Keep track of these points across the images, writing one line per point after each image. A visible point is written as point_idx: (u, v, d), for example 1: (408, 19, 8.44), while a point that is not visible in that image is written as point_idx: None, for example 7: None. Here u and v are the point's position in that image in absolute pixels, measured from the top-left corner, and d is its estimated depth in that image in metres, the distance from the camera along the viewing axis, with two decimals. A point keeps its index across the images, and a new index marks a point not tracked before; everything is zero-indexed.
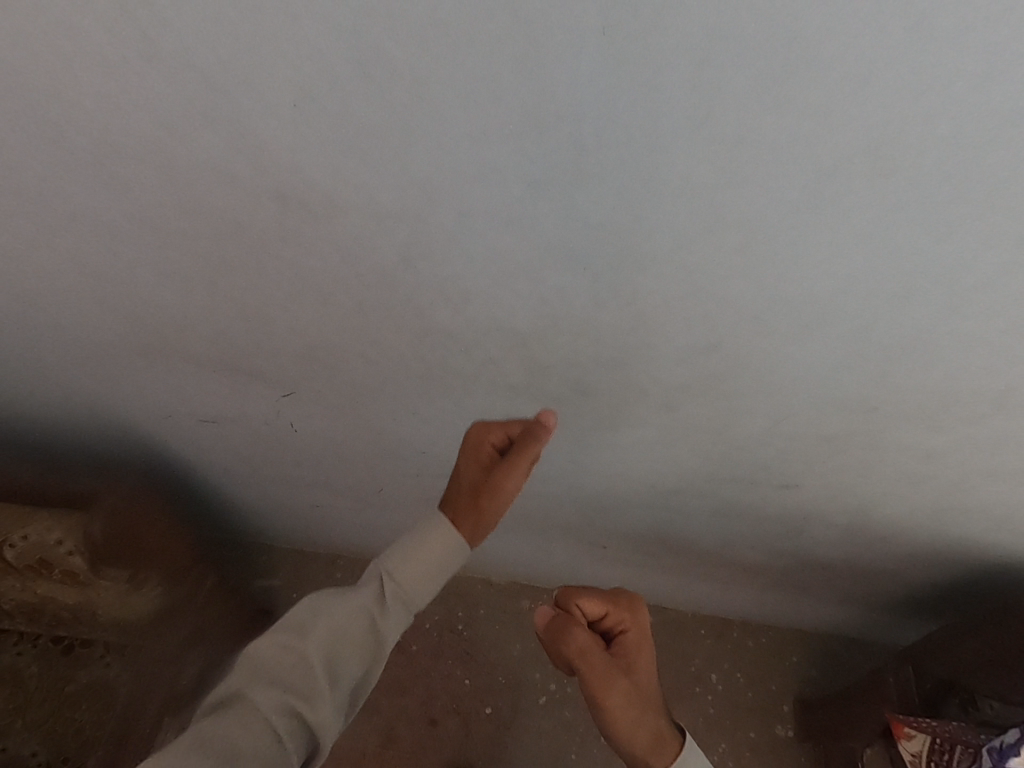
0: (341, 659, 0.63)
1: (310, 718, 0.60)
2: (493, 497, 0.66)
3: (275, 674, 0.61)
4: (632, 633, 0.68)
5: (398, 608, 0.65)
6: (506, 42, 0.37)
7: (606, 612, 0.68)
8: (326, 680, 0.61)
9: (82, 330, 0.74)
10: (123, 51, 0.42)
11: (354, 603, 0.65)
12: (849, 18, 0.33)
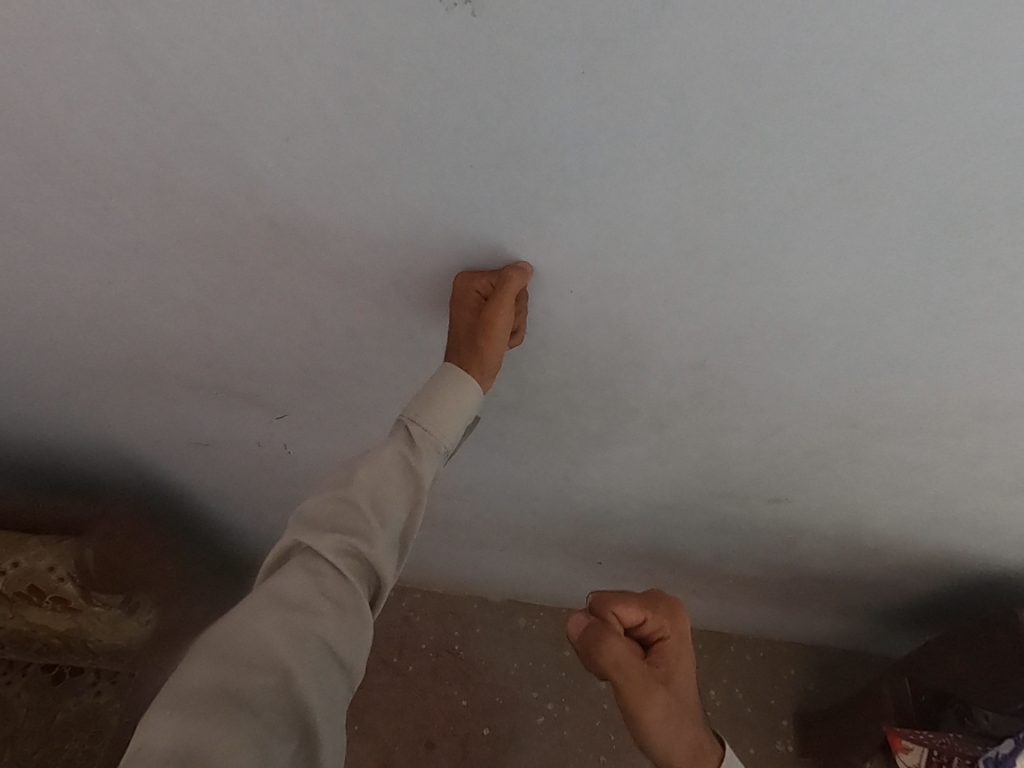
0: (385, 501, 0.54)
1: (370, 559, 0.52)
2: (487, 353, 0.55)
3: (322, 521, 0.53)
4: (671, 641, 0.62)
5: (433, 445, 0.57)
6: (491, 80, 0.38)
7: (643, 618, 0.62)
8: (376, 519, 0.53)
9: (76, 356, 0.74)
10: (121, 90, 0.43)
11: (388, 448, 0.56)
12: (818, 56, 0.34)
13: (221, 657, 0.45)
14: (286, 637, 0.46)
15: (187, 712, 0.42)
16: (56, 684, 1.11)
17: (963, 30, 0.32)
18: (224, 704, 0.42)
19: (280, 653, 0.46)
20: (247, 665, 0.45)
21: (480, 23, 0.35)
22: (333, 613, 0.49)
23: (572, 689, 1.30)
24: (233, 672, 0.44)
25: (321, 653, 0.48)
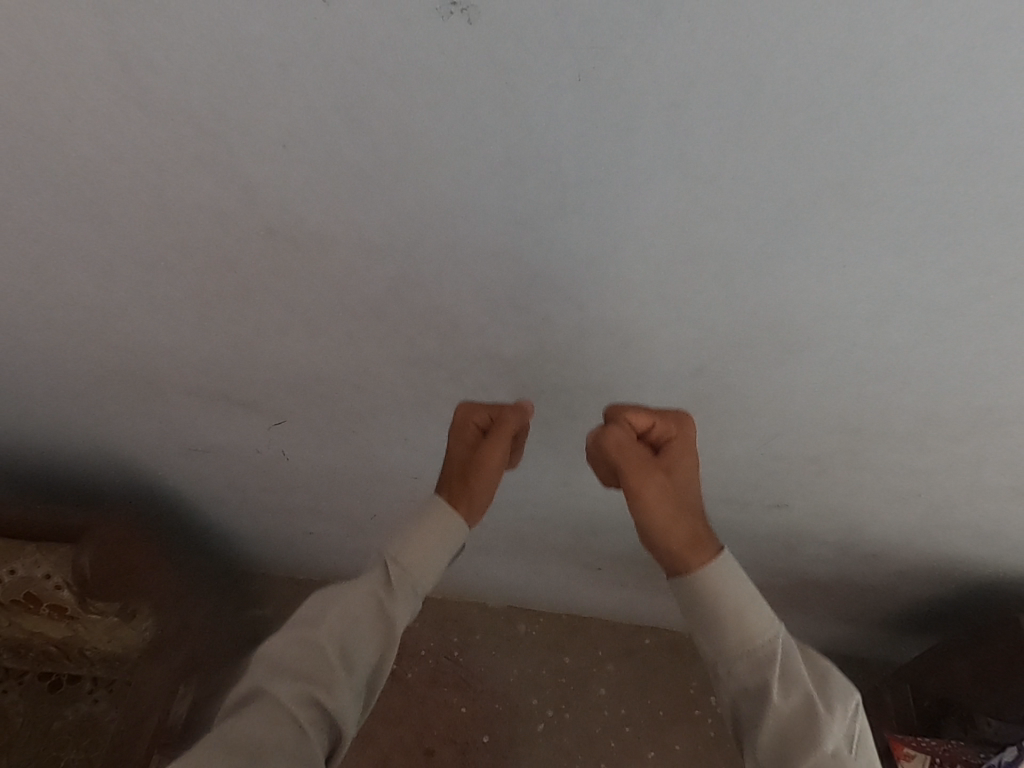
0: (354, 648, 0.61)
1: (330, 708, 0.58)
2: (480, 477, 0.68)
3: (289, 664, 0.59)
4: (675, 444, 0.64)
5: (405, 589, 0.64)
6: (489, 88, 0.38)
7: (651, 424, 0.63)
8: (342, 667, 0.60)
9: (74, 363, 0.74)
10: (118, 98, 0.43)
11: (363, 589, 0.64)
12: (812, 64, 0.35)
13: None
14: None
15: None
16: (53, 692, 1.10)
17: (957, 39, 0.33)
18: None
19: None
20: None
21: (476, 32, 0.36)
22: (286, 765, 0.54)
23: (571, 695, 1.29)
24: None
25: None
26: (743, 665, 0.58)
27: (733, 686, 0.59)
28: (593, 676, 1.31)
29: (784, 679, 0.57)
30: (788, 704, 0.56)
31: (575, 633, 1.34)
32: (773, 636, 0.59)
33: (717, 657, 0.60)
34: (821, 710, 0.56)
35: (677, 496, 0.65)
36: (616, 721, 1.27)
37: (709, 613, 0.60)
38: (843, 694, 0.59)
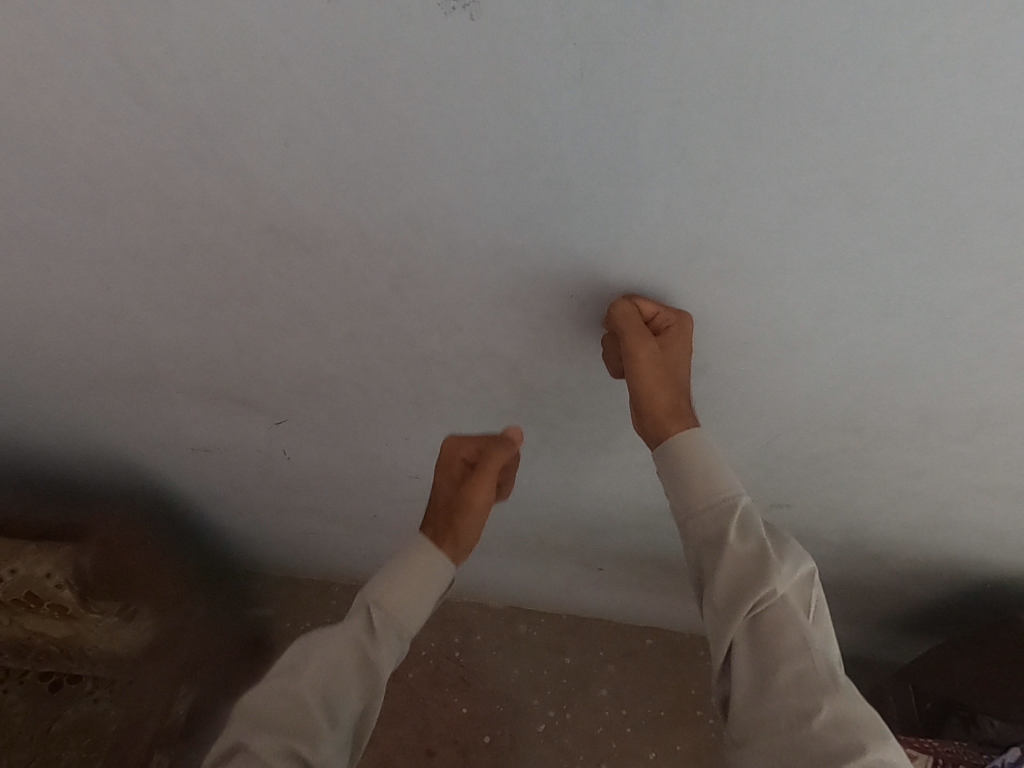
0: (338, 698, 0.59)
1: (312, 759, 0.56)
2: (467, 514, 0.68)
3: (271, 717, 0.58)
4: (675, 337, 0.54)
5: (387, 633, 0.63)
6: (489, 86, 0.38)
7: (655, 314, 0.53)
8: (325, 718, 0.58)
9: (75, 361, 0.74)
10: (116, 92, 0.43)
11: (346, 634, 0.63)
12: (813, 63, 0.35)
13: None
14: None
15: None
16: (54, 692, 1.10)
17: (962, 36, 0.32)
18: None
19: None
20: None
21: (478, 26, 0.35)
22: None
23: (572, 696, 1.29)
24: None
25: None
26: (706, 518, 0.59)
27: (696, 538, 0.60)
28: (594, 676, 1.30)
29: (743, 530, 0.59)
30: (744, 553, 0.58)
31: (576, 634, 1.34)
32: (736, 493, 0.60)
33: (683, 512, 0.61)
34: (774, 558, 0.59)
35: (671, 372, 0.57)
36: (617, 721, 1.27)
37: (680, 472, 0.60)
38: (796, 555, 0.61)
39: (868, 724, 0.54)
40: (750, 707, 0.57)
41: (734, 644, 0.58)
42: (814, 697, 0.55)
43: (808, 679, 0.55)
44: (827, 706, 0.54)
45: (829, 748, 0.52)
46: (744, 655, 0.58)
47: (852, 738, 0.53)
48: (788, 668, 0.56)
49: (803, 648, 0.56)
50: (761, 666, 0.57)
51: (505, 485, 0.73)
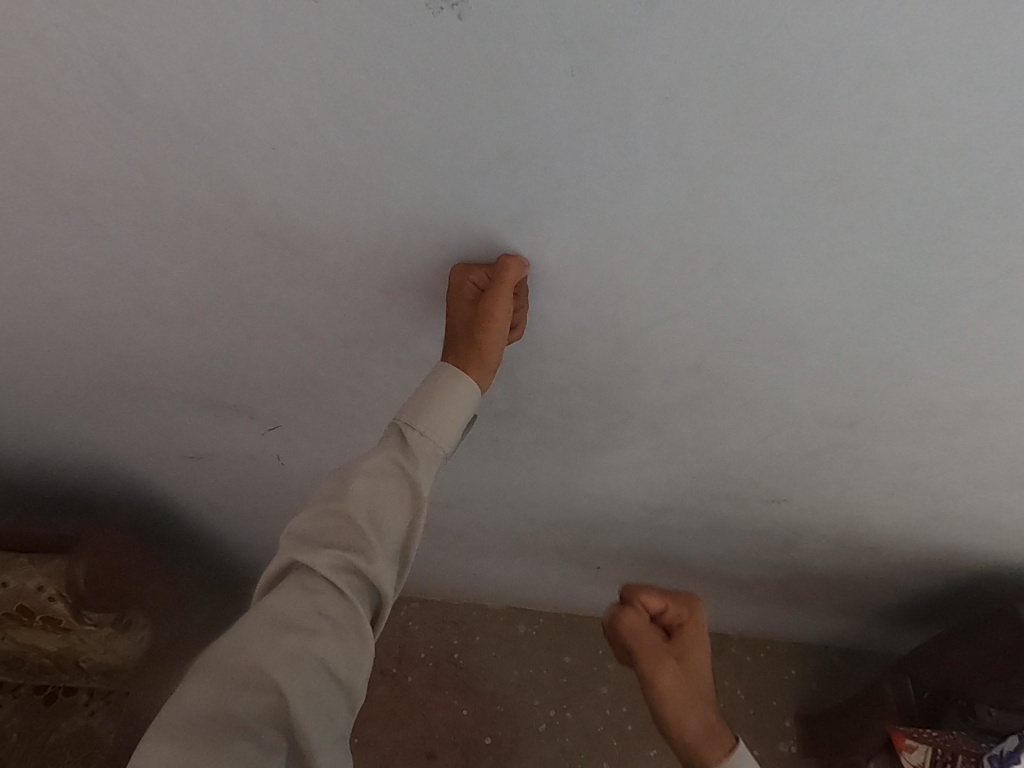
0: (383, 514, 0.51)
1: (368, 574, 0.49)
2: (490, 334, 0.51)
3: (316, 535, 0.51)
4: (688, 630, 0.64)
5: (428, 452, 0.53)
6: (479, 87, 0.38)
7: (665, 606, 0.65)
8: (372, 534, 0.50)
9: (64, 370, 0.73)
10: (100, 98, 0.42)
11: (382, 454, 0.53)
12: (805, 57, 0.34)
13: (215, 681, 0.45)
14: (281, 660, 0.45)
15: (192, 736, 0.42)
16: (49, 704, 1.09)
17: (953, 28, 0.32)
18: (221, 731, 0.43)
19: (268, 672, 0.45)
20: (241, 688, 0.44)
21: (467, 26, 0.35)
22: (331, 636, 0.48)
23: (572, 694, 1.29)
24: (222, 695, 0.44)
25: (319, 674, 0.46)
26: None
27: None
28: (594, 675, 1.30)
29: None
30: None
31: (575, 632, 1.34)
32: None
33: None
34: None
35: (694, 680, 0.62)
36: (617, 719, 1.27)
37: None
38: None
39: None
40: None
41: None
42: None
43: None
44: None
45: None
46: None
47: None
48: None
49: None
50: None
51: (523, 316, 0.55)
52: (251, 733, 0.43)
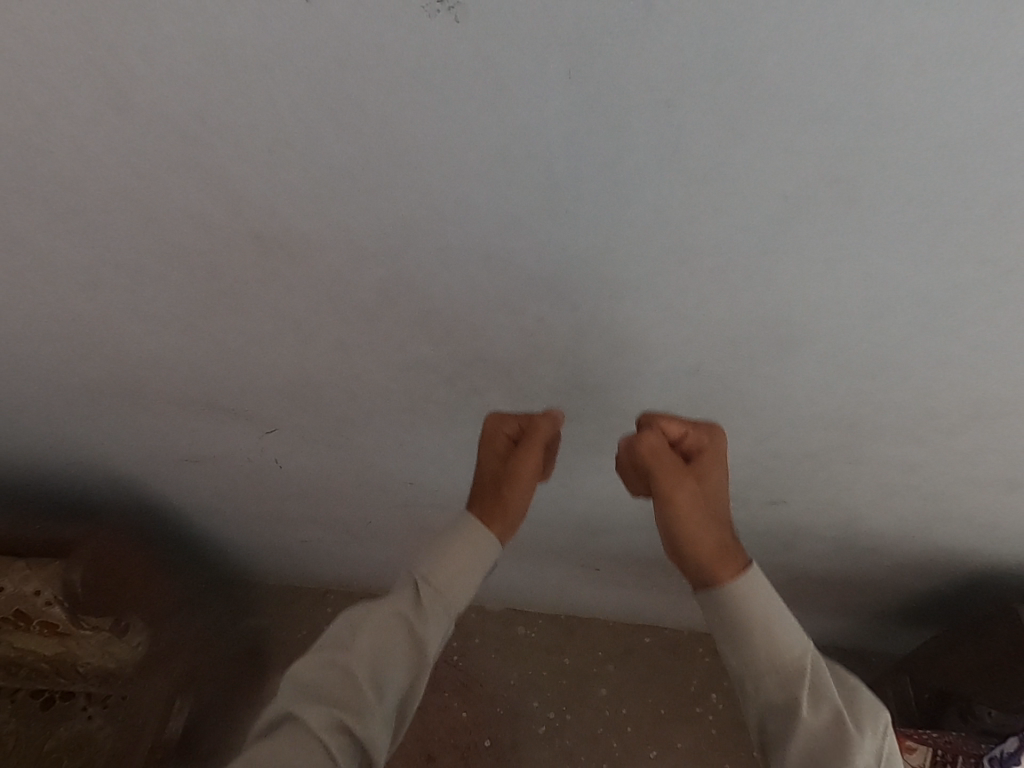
0: (386, 670, 0.59)
1: (361, 733, 0.56)
2: (515, 484, 0.66)
3: (320, 689, 0.58)
4: (708, 455, 0.64)
5: (436, 609, 0.63)
6: (476, 89, 0.38)
7: (685, 433, 0.63)
8: (373, 690, 0.58)
9: (59, 373, 0.72)
10: (95, 103, 0.42)
11: (392, 610, 0.62)
12: (804, 59, 0.34)
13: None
14: None
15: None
16: (47, 709, 1.09)
17: (952, 31, 0.32)
18: None
19: None
20: None
21: (464, 29, 0.35)
22: None
23: (572, 696, 1.29)
24: None
25: None
26: (771, 684, 0.56)
27: (761, 700, 0.57)
28: (593, 677, 1.30)
29: (815, 696, 0.55)
30: (818, 722, 0.54)
31: (575, 634, 1.34)
32: (803, 653, 0.57)
33: (742, 670, 0.58)
34: (852, 728, 0.54)
35: (710, 503, 0.64)
36: (617, 721, 1.27)
37: (738, 630, 0.58)
38: (872, 709, 0.57)
39: None
40: None
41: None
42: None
43: None
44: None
45: None
46: None
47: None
48: None
49: None
50: None
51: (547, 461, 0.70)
52: None
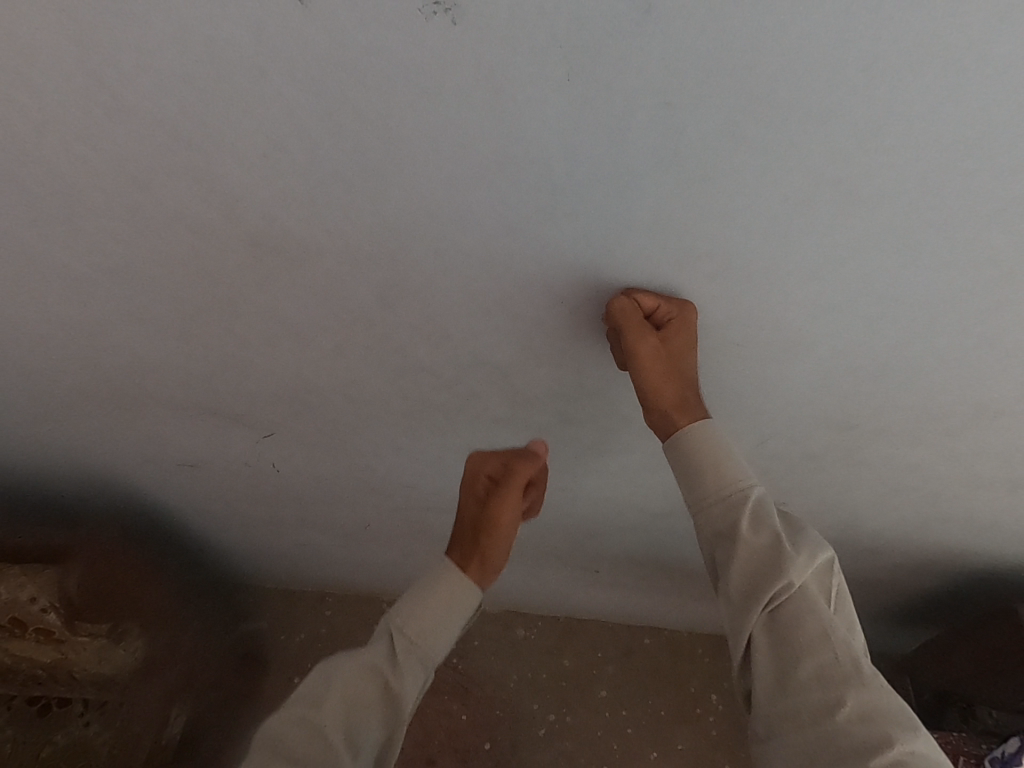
0: (360, 731, 0.56)
1: None
2: (497, 527, 0.66)
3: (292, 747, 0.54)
4: (682, 331, 0.53)
5: (414, 662, 0.59)
6: (473, 91, 0.38)
7: (660, 308, 0.51)
8: (347, 752, 0.54)
9: (53, 378, 0.71)
10: (86, 107, 0.41)
11: (366, 665, 0.59)
12: (804, 60, 0.34)
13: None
14: None
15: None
16: (42, 716, 1.08)
17: (952, 33, 0.32)
18: None
19: None
20: None
21: (461, 30, 0.34)
22: None
23: (573, 698, 1.28)
24: None
25: None
26: (717, 511, 0.58)
27: (708, 532, 0.58)
28: (594, 678, 1.30)
29: (755, 520, 0.57)
30: (757, 542, 0.56)
31: (575, 636, 1.34)
32: (747, 485, 0.58)
33: (693, 505, 0.59)
34: (789, 549, 0.56)
35: (676, 362, 0.55)
36: (617, 723, 1.27)
37: (688, 469, 0.59)
38: (814, 543, 0.59)
39: (893, 714, 0.52)
40: (773, 697, 0.54)
41: (752, 638, 0.56)
42: (838, 690, 0.52)
43: (830, 670, 0.53)
44: (851, 699, 0.52)
45: (856, 744, 0.50)
46: (764, 647, 0.55)
47: (880, 730, 0.51)
48: (809, 661, 0.54)
49: (824, 640, 0.54)
50: (782, 657, 0.55)
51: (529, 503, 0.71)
52: None
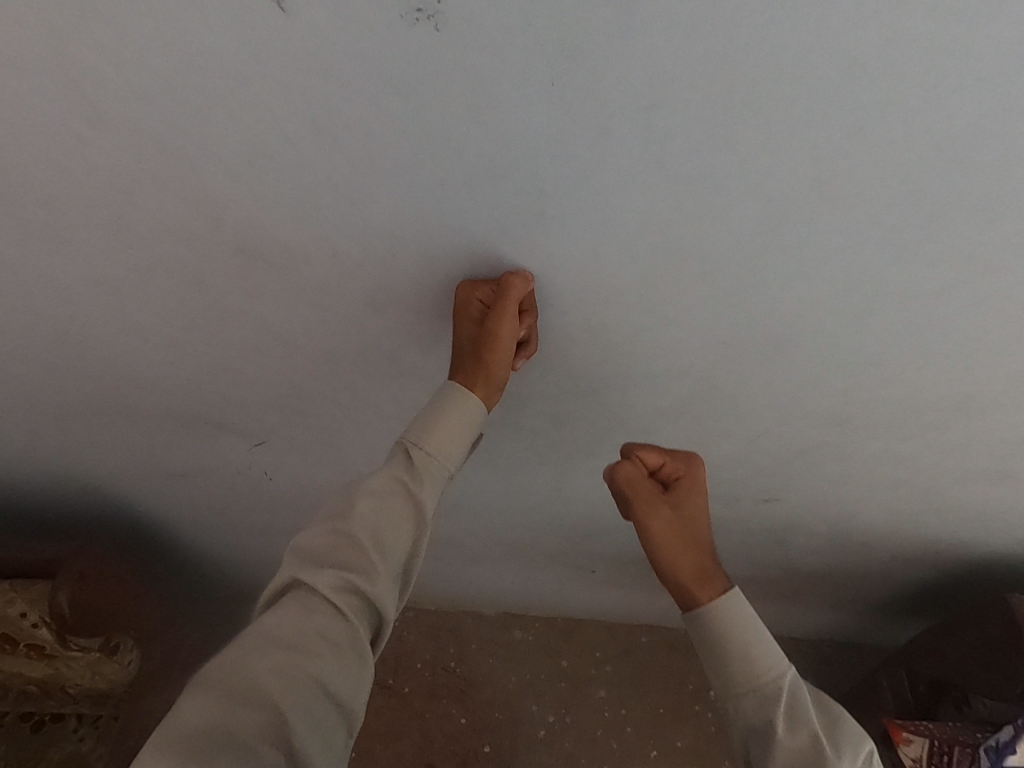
0: (387, 534, 0.53)
1: (371, 596, 0.51)
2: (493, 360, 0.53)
3: (321, 555, 0.52)
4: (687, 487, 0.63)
5: (436, 473, 0.55)
6: (458, 97, 0.38)
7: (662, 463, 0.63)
8: (376, 555, 0.52)
9: (39, 390, 0.70)
10: (67, 117, 0.41)
11: (386, 476, 0.55)
12: (786, 60, 0.34)
13: (216, 695, 0.43)
14: (279, 680, 0.45)
15: (179, 752, 0.40)
16: (32, 733, 1.06)
17: (930, 33, 0.33)
18: (210, 739, 0.41)
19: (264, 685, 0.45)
20: (234, 701, 0.43)
21: (444, 37, 0.34)
22: (331, 655, 0.48)
23: (572, 698, 1.28)
24: (219, 708, 0.43)
25: (317, 697, 0.46)
26: (748, 703, 0.55)
27: (740, 723, 0.55)
28: (592, 678, 1.30)
29: (791, 719, 0.54)
30: (793, 743, 0.53)
31: (573, 636, 1.33)
32: (780, 672, 0.55)
33: (721, 692, 0.56)
34: (829, 751, 0.53)
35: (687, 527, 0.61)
36: (616, 722, 1.27)
37: (714, 647, 0.56)
38: (855, 734, 0.55)
39: None
40: None
41: None
42: None
43: None
44: None
45: None
46: None
47: None
48: None
49: None
50: None
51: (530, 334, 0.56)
52: (250, 751, 0.41)
